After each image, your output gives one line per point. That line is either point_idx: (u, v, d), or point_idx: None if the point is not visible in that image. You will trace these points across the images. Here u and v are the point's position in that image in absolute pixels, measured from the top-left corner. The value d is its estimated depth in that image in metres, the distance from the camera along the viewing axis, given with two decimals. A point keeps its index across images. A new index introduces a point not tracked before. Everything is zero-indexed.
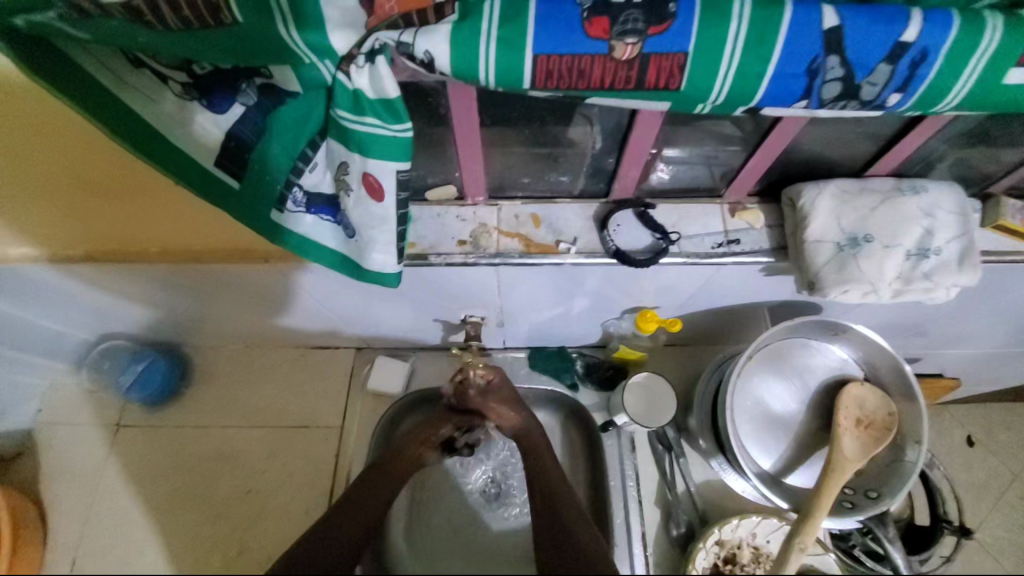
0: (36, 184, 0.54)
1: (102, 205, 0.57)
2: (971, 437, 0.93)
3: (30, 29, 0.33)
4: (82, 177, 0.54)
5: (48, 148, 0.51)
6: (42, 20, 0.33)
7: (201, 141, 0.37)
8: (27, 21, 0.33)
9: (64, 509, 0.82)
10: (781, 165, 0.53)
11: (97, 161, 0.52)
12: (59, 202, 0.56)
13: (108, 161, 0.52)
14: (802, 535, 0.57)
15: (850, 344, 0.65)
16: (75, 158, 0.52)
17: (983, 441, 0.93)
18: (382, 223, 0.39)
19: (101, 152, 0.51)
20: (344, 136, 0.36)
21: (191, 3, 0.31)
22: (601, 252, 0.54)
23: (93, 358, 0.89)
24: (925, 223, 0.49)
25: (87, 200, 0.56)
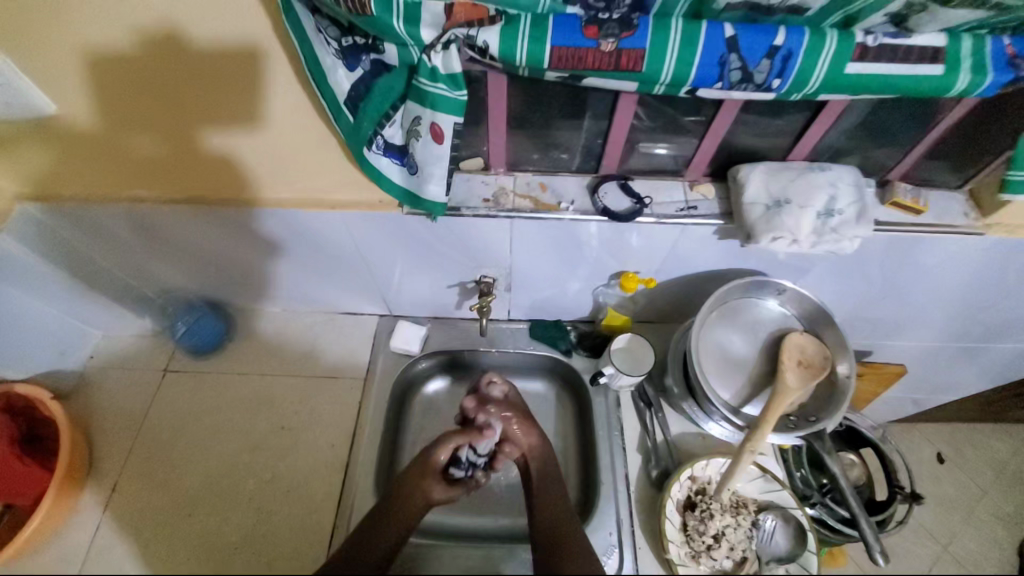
0: (169, 131, 0.70)
1: (181, 162, 0.74)
2: (942, 454, 1.04)
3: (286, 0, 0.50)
4: (180, 114, 0.68)
5: (202, 111, 0.68)
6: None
7: (337, 87, 0.54)
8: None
9: (110, 442, 0.91)
10: (725, 151, 0.72)
11: (168, 126, 0.70)
12: (151, 163, 0.75)
13: (208, 101, 0.67)
14: (751, 441, 0.72)
15: (790, 301, 0.81)
16: (218, 122, 0.69)
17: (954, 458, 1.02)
18: (440, 160, 0.57)
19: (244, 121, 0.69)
20: (420, 97, 0.53)
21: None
22: (593, 211, 0.72)
23: (157, 305, 1.00)
24: (832, 190, 0.67)
25: (208, 143, 0.72)
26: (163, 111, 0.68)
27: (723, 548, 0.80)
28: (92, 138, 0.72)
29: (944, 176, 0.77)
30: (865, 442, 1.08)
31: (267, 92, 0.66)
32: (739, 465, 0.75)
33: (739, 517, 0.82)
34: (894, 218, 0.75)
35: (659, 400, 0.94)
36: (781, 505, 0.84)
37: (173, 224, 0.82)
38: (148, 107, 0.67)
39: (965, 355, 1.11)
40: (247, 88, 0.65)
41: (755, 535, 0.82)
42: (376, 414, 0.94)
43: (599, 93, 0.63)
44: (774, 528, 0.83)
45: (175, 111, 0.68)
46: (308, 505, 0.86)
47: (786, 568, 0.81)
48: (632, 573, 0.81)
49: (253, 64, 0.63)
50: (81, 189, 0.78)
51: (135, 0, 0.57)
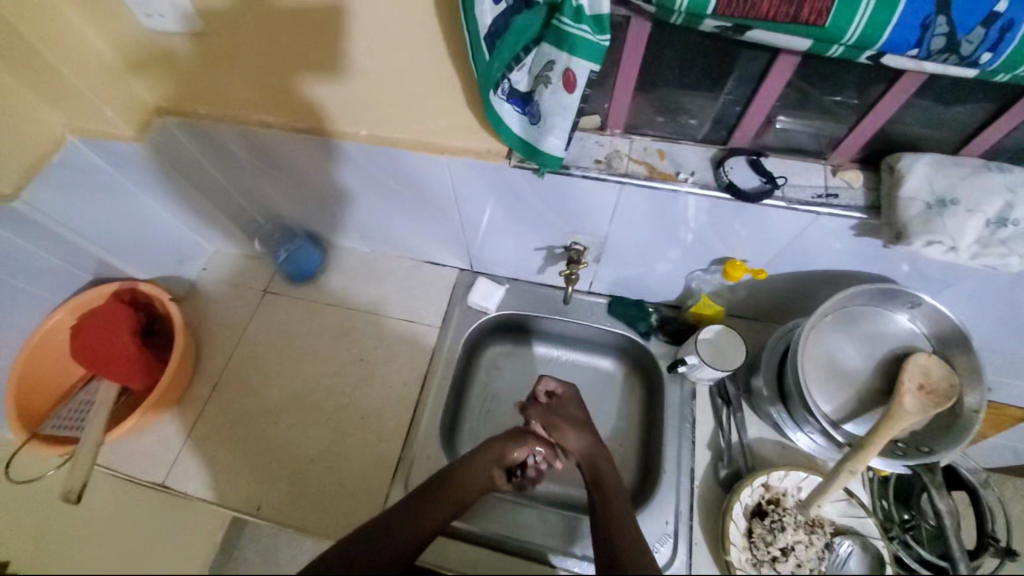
0: (280, 68, 0.74)
1: (289, 94, 0.77)
2: None
3: None
4: (294, 45, 0.70)
5: (309, 47, 0.70)
6: None
7: (477, 20, 0.51)
8: None
9: (213, 346, 1.01)
10: (886, 135, 0.62)
11: (284, 65, 0.73)
12: (267, 95, 0.78)
13: (319, 35, 0.68)
14: (855, 460, 0.65)
15: (924, 317, 0.71)
16: (323, 60, 0.71)
17: None
18: (566, 111, 0.54)
19: (359, 56, 0.69)
20: (560, 39, 0.50)
21: None
22: (714, 186, 0.65)
23: (265, 231, 1.07)
24: (1014, 195, 0.56)
25: (324, 73, 0.72)
26: (282, 43, 0.70)
27: (789, 563, 0.75)
28: (216, 67, 0.76)
29: None
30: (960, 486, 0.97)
31: (371, 31, 0.66)
32: (831, 483, 0.69)
33: (813, 537, 0.77)
34: None
35: (739, 400, 0.88)
36: (863, 535, 0.77)
37: (288, 153, 0.85)
38: (262, 42, 0.71)
39: None
40: (347, 25, 0.66)
41: (827, 557, 0.77)
42: (448, 364, 0.97)
43: (752, 51, 0.56)
44: (848, 555, 0.77)
45: (286, 46, 0.70)
46: (378, 435, 0.91)
47: None
48: (684, 566, 0.79)
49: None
50: (210, 110, 0.82)
51: None
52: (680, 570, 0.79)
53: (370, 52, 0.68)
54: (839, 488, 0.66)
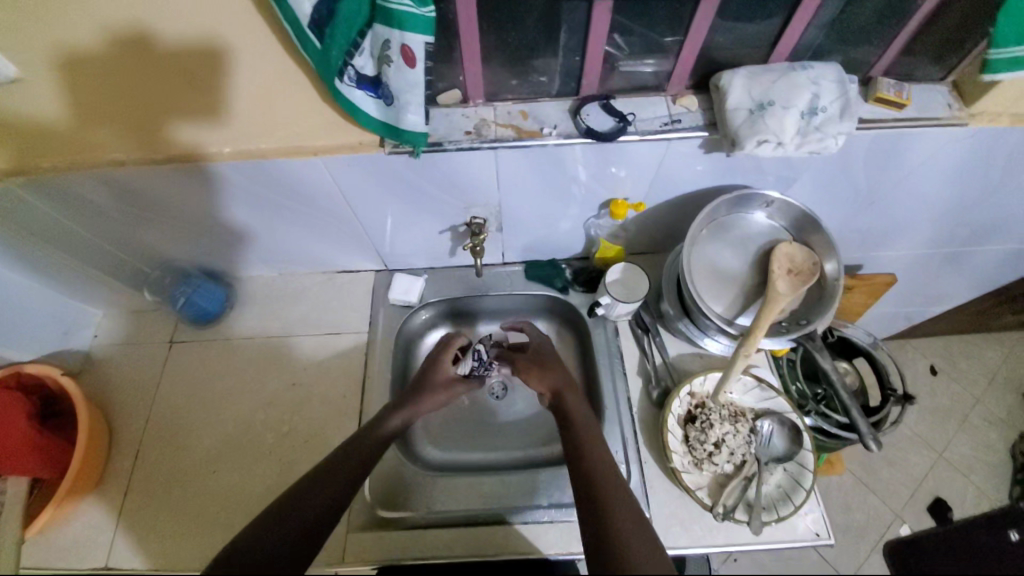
0: (121, 99, 0.70)
1: (138, 122, 0.73)
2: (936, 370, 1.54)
3: None
4: (130, 67, 0.67)
5: (152, 70, 0.68)
6: None
7: (300, 9, 0.53)
8: None
9: (128, 411, 0.93)
10: (706, 59, 0.70)
11: (126, 92, 0.70)
12: (115, 127, 0.74)
13: (154, 53, 0.66)
14: (747, 344, 0.74)
15: (779, 212, 0.82)
16: (170, 79, 0.69)
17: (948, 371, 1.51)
18: (415, 86, 0.58)
19: (205, 68, 0.68)
20: (388, 17, 0.52)
21: None
22: (576, 133, 0.71)
23: (154, 279, 1.00)
24: (814, 88, 0.66)
25: (172, 93, 0.70)
26: (118, 69, 0.68)
27: (723, 453, 0.83)
28: (43, 101, 0.70)
29: (927, 70, 0.77)
30: (858, 351, 1.19)
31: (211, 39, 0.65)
32: (733, 370, 0.78)
33: (738, 425, 0.86)
34: (878, 115, 0.74)
35: (655, 325, 0.96)
36: (777, 411, 0.88)
37: (153, 189, 0.80)
38: (98, 74, 0.68)
39: (953, 259, 1.15)
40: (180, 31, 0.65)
41: (754, 439, 0.86)
42: (382, 364, 0.97)
43: (572, 3, 0.61)
44: (771, 432, 0.87)
45: (127, 70, 0.68)
46: (327, 451, 0.89)
47: (784, 467, 0.85)
48: (640, 486, 0.85)
49: (173, 11, 0.63)
50: (55, 160, 0.75)
51: None
52: (636, 490, 0.85)
53: (216, 65, 0.67)
54: (739, 372, 0.75)
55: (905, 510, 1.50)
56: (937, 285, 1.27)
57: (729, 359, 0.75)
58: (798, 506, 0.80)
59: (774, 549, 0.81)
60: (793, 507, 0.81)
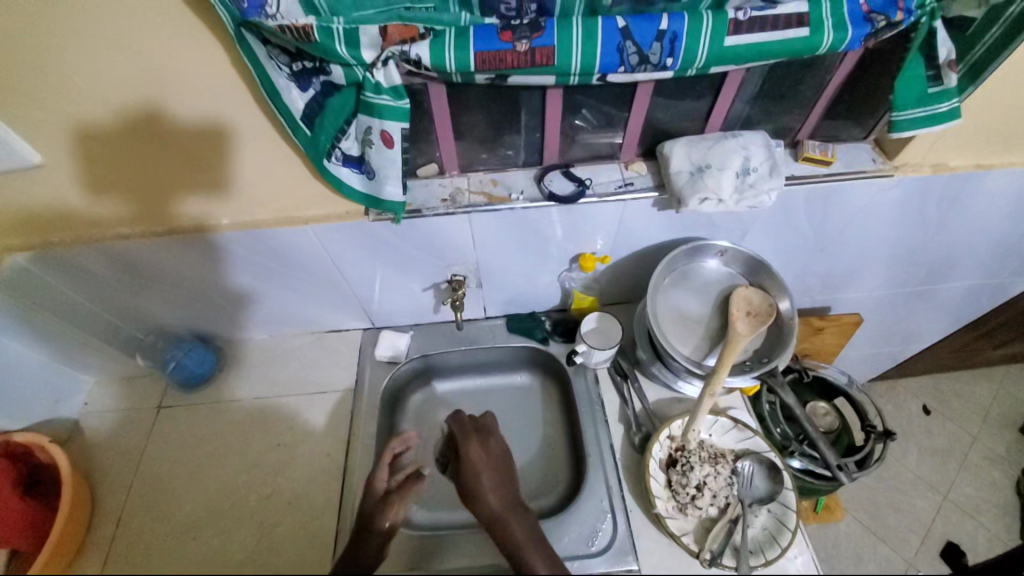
0: (125, 180, 0.78)
1: (146, 202, 0.81)
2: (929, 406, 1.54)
3: (237, 30, 0.56)
4: (138, 156, 0.75)
5: (161, 158, 0.75)
6: (236, 29, 0.56)
7: (293, 105, 0.63)
8: (235, 23, 0.56)
9: (108, 482, 0.91)
10: (651, 132, 0.81)
11: (136, 179, 0.78)
12: (127, 206, 0.81)
13: (162, 147, 0.74)
14: (712, 384, 0.79)
15: (733, 260, 0.91)
16: (177, 165, 0.77)
17: (939, 410, 1.54)
18: (393, 163, 0.67)
19: (208, 158, 0.76)
20: (370, 108, 0.62)
21: (294, 30, 0.55)
22: (540, 197, 0.81)
23: (147, 343, 1.03)
24: (745, 152, 0.76)
25: (179, 177, 0.78)
26: (128, 161, 0.75)
27: (705, 496, 0.84)
28: (57, 186, 0.77)
29: (849, 131, 0.87)
30: (837, 392, 1.22)
31: (212, 132, 0.73)
32: (701, 409, 0.83)
33: (718, 466, 0.87)
34: (808, 172, 0.84)
35: (633, 371, 1.00)
36: (756, 451, 0.90)
37: (156, 260, 0.88)
38: (104, 165, 0.75)
39: (916, 297, 1.22)
40: (182, 130, 0.72)
41: (735, 481, 0.87)
42: (367, 421, 0.98)
43: (528, 91, 0.72)
44: (753, 474, 0.88)
45: (138, 158, 0.75)
46: (309, 514, 0.88)
47: (768, 509, 0.86)
48: (626, 535, 0.85)
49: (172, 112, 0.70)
50: (70, 235, 0.83)
51: (61, 83, 0.65)
52: (623, 540, 0.84)
53: (218, 156, 0.76)
54: (706, 410, 0.80)
55: None
56: (907, 323, 1.33)
57: (697, 398, 0.80)
58: (784, 548, 0.80)
59: None
60: (780, 550, 0.81)
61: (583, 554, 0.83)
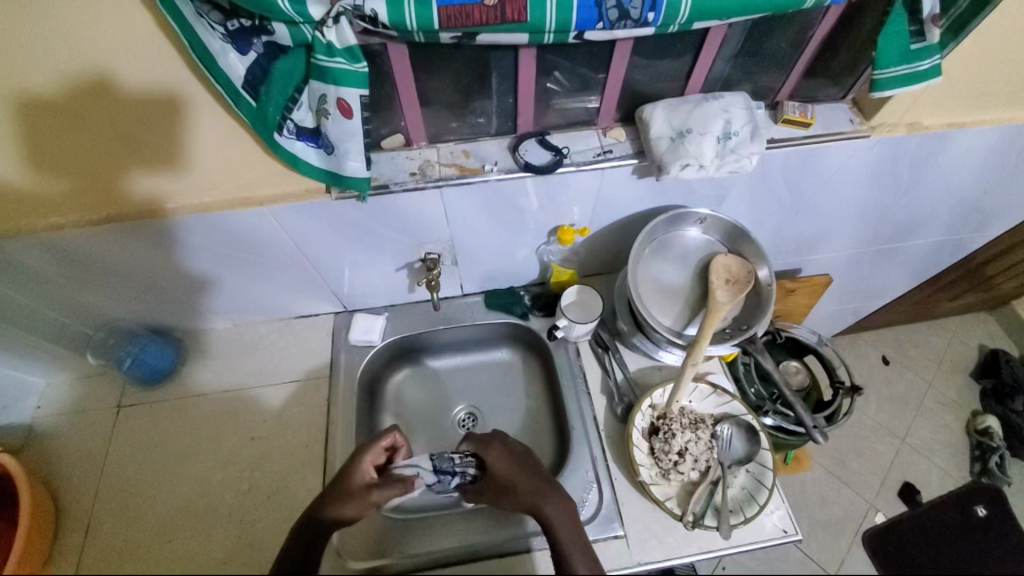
0: (52, 162, 0.69)
1: (75, 186, 0.72)
2: (887, 356, 1.62)
3: None
4: (61, 134, 0.66)
5: (89, 134, 0.67)
6: None
7: (233, 71, 0.56)
8: None
9: (71, 487, 0.86)
10: (629, 95, 0.77)
11: (62, 160, 0.69)
12: (56, 190, 0.72)
13: (86, 120, 0.65)
14: (693, 354, 0.79)
15: (712, 228, 0.90)
16: (109, 142, 0.68)
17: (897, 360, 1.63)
18: (354, 134, 0.61)
19: (144, 133, 0.68)
20: (323, 73, 0.56)
21: None
22: (516, 167, 0.76)
23: (97, 341, 0.95)
24: (726, 115, 0.73)
25: (113, 154, 0.70)
26: (47, 138, 0.66)
27: (688, 461, 0.86)
28: None
29: (828, 90, 0.86)
30: (807, 350, 1.26)
31: (146, 101, 0.65)
32: (683, 379, 0.83)
33: (699, 432, 0.89)
34: (787, 135, 0.82)
35: (614, 343, 1.00)
36: (735, 415, 0.91)
37: (97, 252, 0.80)
38: (19, 144, 0.66)
39: (882, 255, 1.25)
40: (112, 101, 0.64)
41: (715, 445, 0.89)
42: (346, 408, 0.95)
43: (499, 52, 0.66)
44: (731, 437, 0.90)
45: (63, 135, 0.66)
46: (291, 506, 0.86)
47: (746, 469, 0.88)
48: (613, 503, 0.86)
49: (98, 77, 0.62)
50: None
51: None
52: (610, 508, 0.86)
53: (156, 130, 0.68)
54: (688, 380, 0.80)
55: (877, 499, 1.48)
56: (872, 280, 1.37)
57: (679, 368, 0.81)
58: (762, 505, 0.83)
59: (746, 551, 0.83)
60: (758, 507, 0.84)
61: None
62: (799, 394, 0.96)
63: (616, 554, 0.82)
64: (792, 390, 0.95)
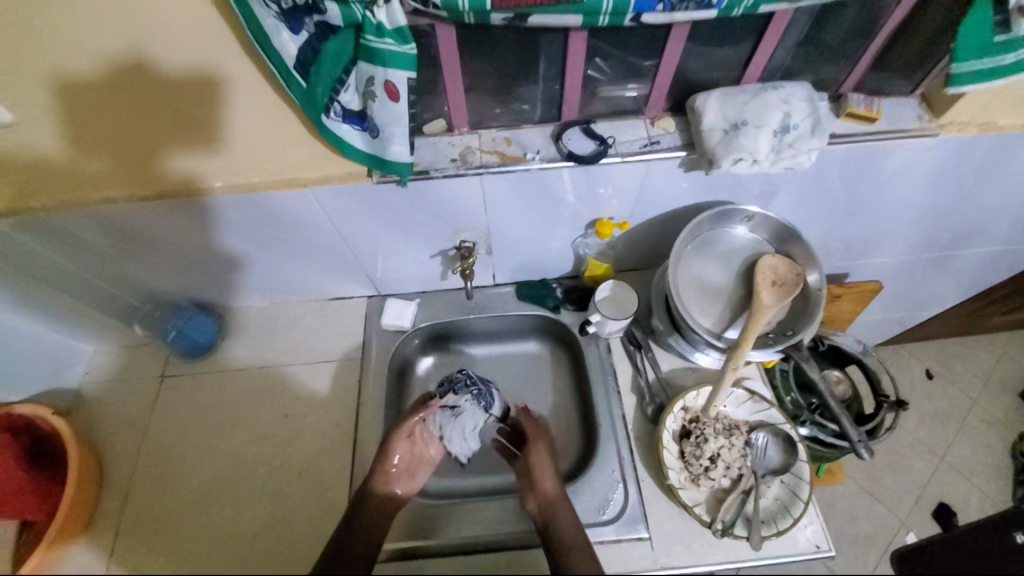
0: (112, 137, 0.72)
1: (129, 165, 0.75)
2: (931, 371, 1.52)
3: None
4: (117, 108, 0.68)
5: (145, 111, 0.69)
6: None
7: (285, 50, 0.56)
8: None
9: (118, 451, 0.91)
10: (680, 83, 0.74)
11: (117, 141, 0.72)
12: (111, 165, 0.75)
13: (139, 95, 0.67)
14: (734, 358, 0.77)
15: (760, 227, 0.86)
16: (162, 117, 0.70)
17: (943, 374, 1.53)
18: (399, 118, 0.60)
19: (196, 110, 0.70)
20: (372, 55, 0.55)
21: None
22: (558, 157, 0.74)
23: (144, 312, 0.98)
24: (786, 108, 0.69)
25: (166, 131, 0.72)
26: (103, 112, 0.69)
27: (719, 467, 0.83)
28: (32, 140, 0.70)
29: (896, 84, 0.80)
30: (850, 359, 1.20)
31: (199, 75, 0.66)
32: (722, 383, 0.80)
33: (733, 438, 0.85)
34: (849, 130, 0.77)
35: (647, 341, 0.97)
36: (771, 423, 0.88)
37: (148, 226, 0.82)
38: (89, 120, 0.70)
39: (939, 263, 1.17)
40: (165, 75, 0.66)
41: (749, 452, 0.86)
42: (376, 391, 0.96)
43: (550, 35, 0.65)
44: (766, 445, 0.87)
45: (119, 109, 0.69)
46: (319, 484, 0.88)
47: (781, 479, 0.85)
48: (638, 504, 0.84)
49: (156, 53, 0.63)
50: (53, 199, 0.77)
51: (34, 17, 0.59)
52: (635, 509, 0.84)
53: (207, 107, 0.70)
54: (727, 385, 0.77)
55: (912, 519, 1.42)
56: (925, 290, 1.29)
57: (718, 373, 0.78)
58: (797, 519, 0.80)
59: (776, 564, 0.81)
60: (792, 520, 0.81)
61: (595, 522, 0.83)
62: (843, 406, 0.91)
63: (640, 556, 0.81)
64: (836, 401, 0.90)
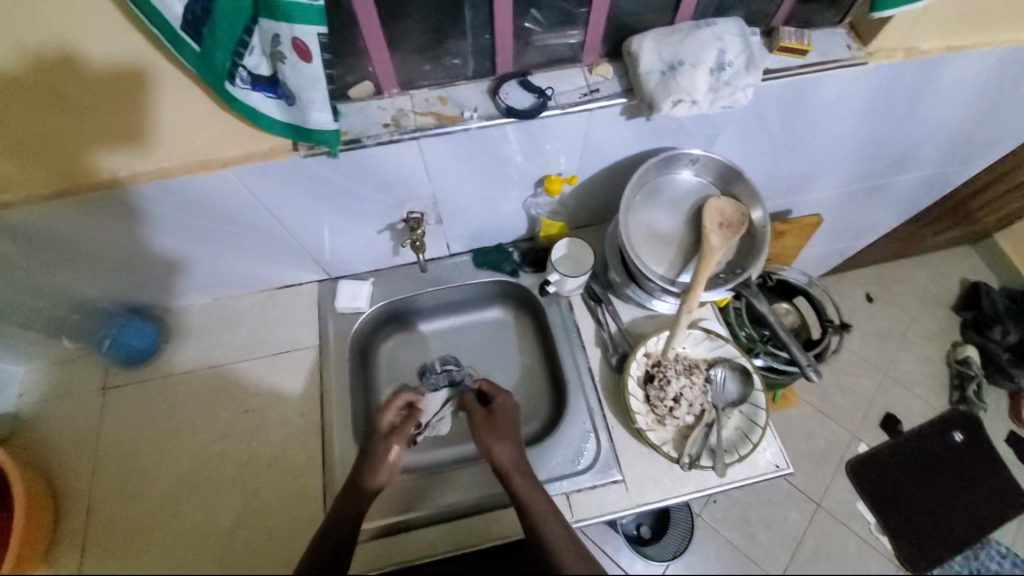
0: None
1: (20, 157, 0.66)
2: (869, 294, 1.65)
3: None
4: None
5: (33, 94, 0.62)
6: None
7: (171, 10, 0.51)
8: None
9: (69, 470, 0.84)
10: (614, 26, 0.71)
11: (1, 132, 0.63)
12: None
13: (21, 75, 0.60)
14: (687, 302, 0.80)
15: (705, 170, 0.87)
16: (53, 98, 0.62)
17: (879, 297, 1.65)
18: (314, 81, 0.55)
19: (88, 89, 0.63)
20: (271, 9, 0.50)
21: None
22: (497, 113, 0.71)
23: (70, 323, 0.90)
24: (720, 44, 0.68)
25: (58, 115, 0.64)
26: None
27: (683, 406, 0.87)
28: None
29: (824, 15, 0.81)
30: (797, 291, 1.27)
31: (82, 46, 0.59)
32: (678, 326, 0.83)
33: (693, 377, 0.90)
34: (782, 64, 0.78)
35: (606, 295, 0.98)
36: (728, 358, 0.92)
37: (52, 228, 0.74)
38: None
39: (872, 193, 1.23)
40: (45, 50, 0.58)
41: (709, 388, 0.90)
42: (340, 376, 0.93)
43: None
44: (724, 380, 0.91)
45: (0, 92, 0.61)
46: (292, 475, 0.86)
47: (740, 410, 0.89)
48: (610, 451, 0.87)
49: None
50: None
51: None
52: (607, 455, 0.87)
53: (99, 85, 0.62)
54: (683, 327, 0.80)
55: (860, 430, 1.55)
56: (861, 219, 1.36)
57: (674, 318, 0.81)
58: (756, 443, 0.85)
59: (740, 487, 0.86)
60: (752, 445, 0.86)
61: (571, 473, 0.86)
62: (793, 334, 0.96)
63: (615, 498, 0.84)
64: (786, 331, 0.95)
